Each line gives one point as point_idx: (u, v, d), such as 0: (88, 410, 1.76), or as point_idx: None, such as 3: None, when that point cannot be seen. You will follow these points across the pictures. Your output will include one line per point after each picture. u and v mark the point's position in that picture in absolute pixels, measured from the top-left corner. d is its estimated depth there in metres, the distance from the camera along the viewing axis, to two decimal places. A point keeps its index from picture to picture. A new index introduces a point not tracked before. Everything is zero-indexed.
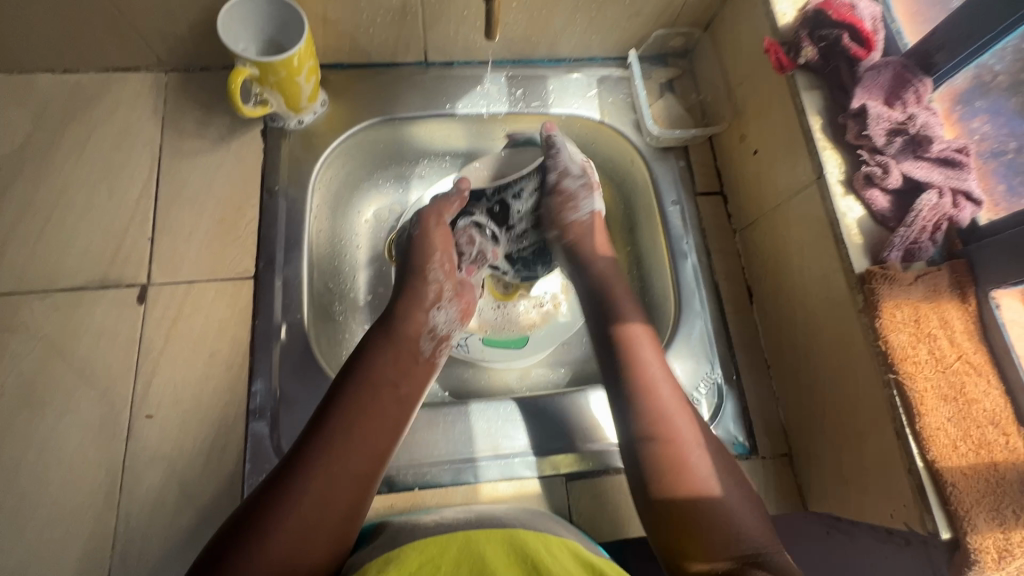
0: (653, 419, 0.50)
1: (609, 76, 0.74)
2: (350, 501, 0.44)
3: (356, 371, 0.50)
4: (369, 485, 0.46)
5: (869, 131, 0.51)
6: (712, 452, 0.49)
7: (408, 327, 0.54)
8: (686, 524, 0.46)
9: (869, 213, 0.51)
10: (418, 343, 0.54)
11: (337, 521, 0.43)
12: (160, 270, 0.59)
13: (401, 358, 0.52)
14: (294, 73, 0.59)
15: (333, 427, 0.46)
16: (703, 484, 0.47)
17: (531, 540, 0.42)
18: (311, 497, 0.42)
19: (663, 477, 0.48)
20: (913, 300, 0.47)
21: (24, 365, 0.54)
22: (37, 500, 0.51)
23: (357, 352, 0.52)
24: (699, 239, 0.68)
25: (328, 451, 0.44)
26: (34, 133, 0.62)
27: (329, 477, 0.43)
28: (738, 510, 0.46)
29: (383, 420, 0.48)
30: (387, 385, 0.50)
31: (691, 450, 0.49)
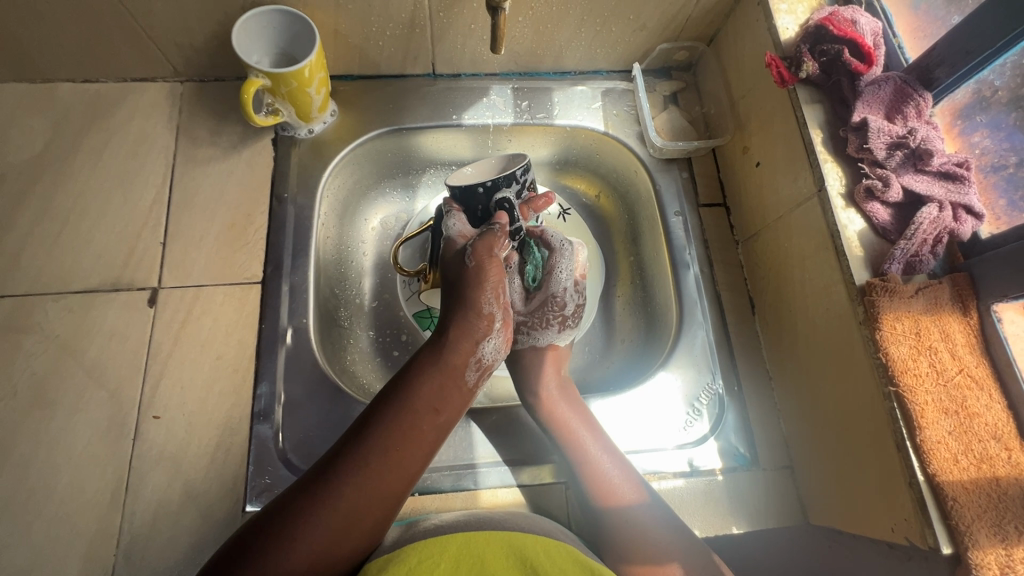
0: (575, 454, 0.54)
1: (614, 88, 0.74)
2: (369, 526, 0.42)
3: (399, 393, 0.46)
4: (390, 511, 0.44)
5: (870, 144, 0.51)
6: (632, 477, 0.54)
7: (456, 354, 0.49)
8: (622, 547, 0.50)
9: (870, 226, 0.51)
10: (462, 373, 0.49)
11: (354, 542, 0.41)
12: (171, 274, 0.61)
13: (445, 386, 0.47)
14: (304, 84, 0.60)
15: (368, 449, 0.43)
16: (627, 511, 0.52)
17: (535, 551, 0.42)
18: (335, 518, 0.41)
19: (598, 507, 0.53)
20: (913, 313, 0.47)
21: (37, 365, 0.56)
22: (44, 498, 0.52)
23: (404, 372, 0.48)
24: (701, 250, 0.68)
25: (357, 474, 0.42)
26: (54, 140, 0.65)
27: (355, 499, 0.42)
28: (659, 532, 0.50)
29: (417, 451, 0.44)
30: (428, 415, 0.46)
31: (615, 481, 0.53)
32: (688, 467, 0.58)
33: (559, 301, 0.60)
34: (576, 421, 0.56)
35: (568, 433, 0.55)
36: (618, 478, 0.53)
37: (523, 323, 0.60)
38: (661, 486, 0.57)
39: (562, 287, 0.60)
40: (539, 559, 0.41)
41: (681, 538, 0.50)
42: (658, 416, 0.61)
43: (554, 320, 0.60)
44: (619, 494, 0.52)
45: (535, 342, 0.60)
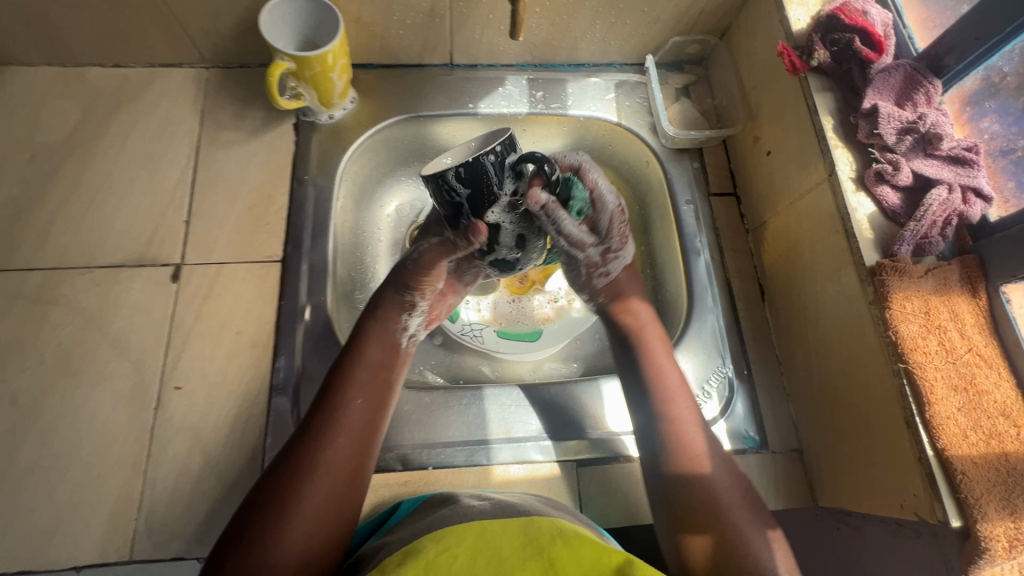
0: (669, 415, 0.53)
1: (627, 80, 0.76)
2: (349, 476, 0.46)
3: (347, 359, 0.52)
4: (366, 456, 0.48)
5: (880, 130, 0.52)
6: (713, 444, 0.52)
7: (391, 317, 0.55)
8: (694, 509, 0.49)
9: (880, 209, 0.52)
10: (398, 334, 0.55)
11: (343, 493, 0.45)
12: (194, 251, 0.62)
13: (387, 341, 0.53)
14: (328, 69, 0.62)
15: (333, 407, 0.48)
16: (709, 477, 0.50)
17: (553, 541, 0.41)
18: (319, 473, 0.45)
19: (673, 473, 0.51)
20: (923, 293, 0.47)
21: (64, 335, 0.57)
22: (68, 464, 0.53)
23: (349, 341, 0.53)
24: (712, 237, 0.69)
25: (330, 430, 0.47)
26: (83, 122, 0.67)
27: (334, 460, 0.46)
28: (734, 500, 0.49)
29: (376, 399, 0.50)
30: (379, 370, 0.52)
31: (700, 446, 0.51)
32: None
33: (619, 213, 0.55)
34: (674, 383, 0.54)
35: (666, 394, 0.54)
36: (704, 449, 0.51)
37: (606, 250, 0.56)
38: None
39: (609, 199, 0.54)
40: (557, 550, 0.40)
41: (750, 505, 0.49)
42: None
43: (625, 233, 0.57)
44: (695, 462, 0.51)
45: (615, 267, 0.58)
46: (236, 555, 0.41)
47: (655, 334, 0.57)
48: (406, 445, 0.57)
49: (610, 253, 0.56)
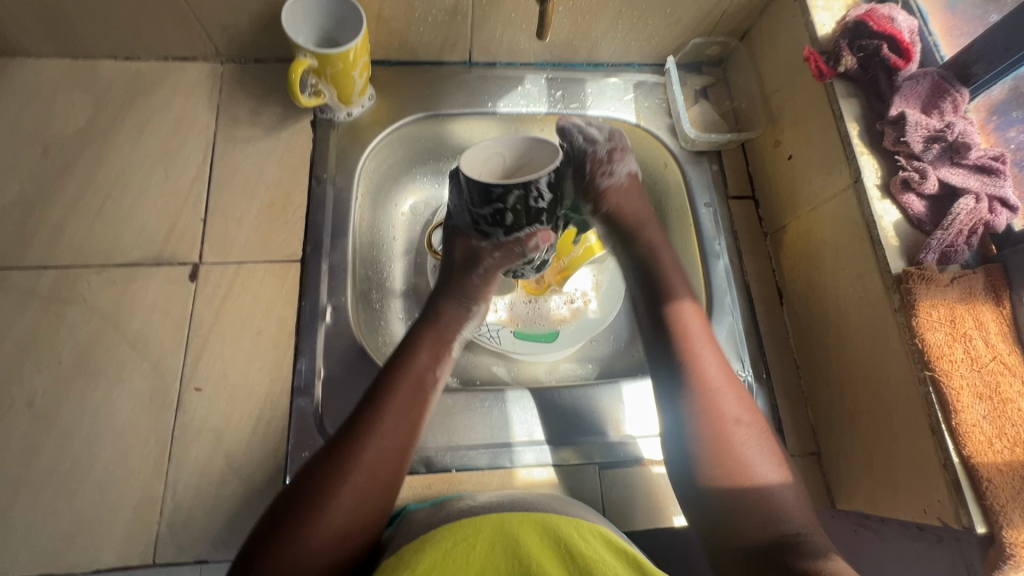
0: (713, 416, 0.51)
1: (646, 81, 0.76)
2: (388, 480, 0.47)
3: (399, 363, 0.52)
4: (404, 461, 0.48)
5: (907, 138, 0.53)
6: (765, 448, 0.50)
7: (451, 328, 0.57)
8: (737, 512, 0.48)
9: (905, 217, 0.52)
10: (452, 345, 0.56)
11: (380, 497, 0.46)
12: (212, 250, 0.61)
13: (439, 347, 0.55)
14: (349, 67, 0.61)
15: (381, 407, 0.49)
16: (762, 482, 0.48)
17: (572, 532, 0.42)
18: (357, 476, 0.45)
19: (721, 477, 0.49)
20: (949, 301, 0.48)
21: (80, 335, 0.56)
22: (88, 466, 0.52)
23: (402, 345, 0.54)
24: (731, 240, 0.69)
25: (374, 431, 0.47)
26: (95, 116, 0.65)
27: (377, 459, 0.46)
28: (788, 503, 0.48)
29: (419, 404, 0.51)
30: (427, 377, 0.52)
31: (752, 452, 0.50)
32: None
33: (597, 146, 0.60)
34: (718, 382, 0.53)
35: (710, 395, 0.52)
36: (753, 456, 0.49)
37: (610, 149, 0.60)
38: None
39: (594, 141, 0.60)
40: (575, 540, 0.41)
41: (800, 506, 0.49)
42: None
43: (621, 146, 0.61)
44: (747, 468, 0.49)
45: (619, 172, 0.61)
46: (276, 538, 0.42)
47: (701, 338, 0.55)
48: (428, 447, 0.57)
49: (615, 149, 0.60)
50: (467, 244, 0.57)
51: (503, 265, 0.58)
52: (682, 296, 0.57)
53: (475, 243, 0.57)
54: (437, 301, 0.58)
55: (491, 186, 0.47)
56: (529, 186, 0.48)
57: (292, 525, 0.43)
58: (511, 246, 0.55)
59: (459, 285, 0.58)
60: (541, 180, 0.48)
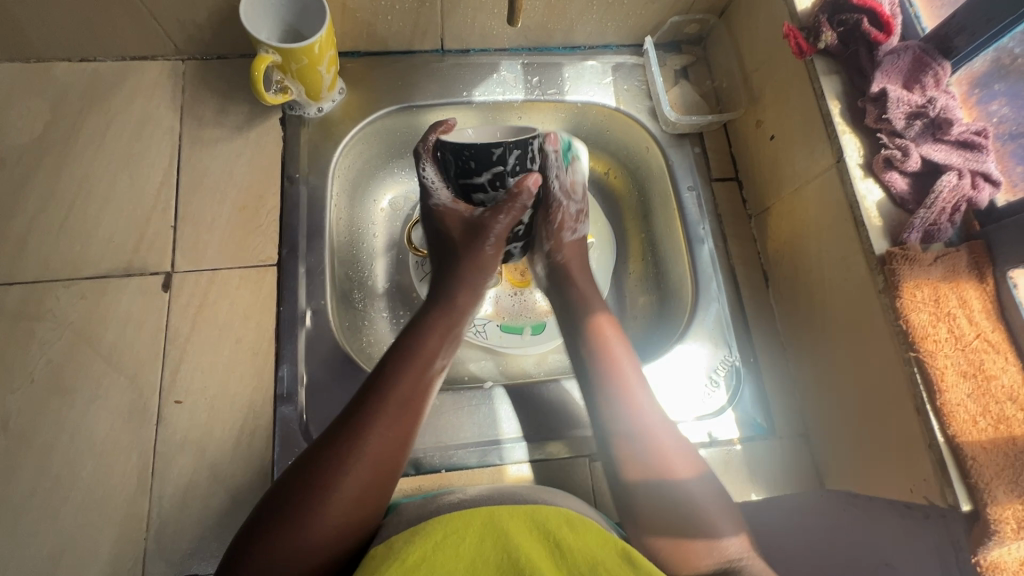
0: (629, 416, 0.51)
1: (624, 63, 0.74)
2: (390, 469, 0.46)
3: (404, 351, 0.51)
4: (407, 448, 0.48)
5: (889, 114, 0.52)
6: (687, 452, 0.51)
7: (461, 313, 0.56)
8: (671, 529, 0.47)
9: (888, 196, 0.52)
10: (461, 328, 0.56)
11: (381, 486, 0.45)
12: (184, 258, 0.59)
13: (447, 330, 0.54)
14: (315, 61, 0.59)
15: (385, 397, 0.47)
16: (678, 480, 0.48)
17: (560, 526, 0.41)
18: (361, 464, 0.44)
19: (641, 482, 0.49)
20: (932, 281, 0.47)
21: (52, 352, 0.55)
22: (70, 485, 0.51)
23: (409, 331, 0.53)
24: (715, 224, 0.68)
25: (378, 418, 0.46)
26: (53, 122, 0.62)
27: (379, 445, 0.46)
28: (709, 507, 0.48)
29: (424, 392, 0.50)
30: (433, 363, 0.51)
31: (671, 453, 0.50)
32: (708, 438, 0.60)
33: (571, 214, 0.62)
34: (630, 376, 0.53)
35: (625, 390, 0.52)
36: (673, 456, 0.50)
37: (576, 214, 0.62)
38: None
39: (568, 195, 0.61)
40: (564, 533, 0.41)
41: (728, 516, 0.48)
42: (682, 379, 0.62)
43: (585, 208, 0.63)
44: (666, 465, 0.49)
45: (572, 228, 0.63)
46: (267, 533, 0.42)
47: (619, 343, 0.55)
48: (417, 449, 0.57)
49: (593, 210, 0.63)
50: (460, 216, 0.57)
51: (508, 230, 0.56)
52: (598, 309, 0.58)
53: (468, 213, 0.57)
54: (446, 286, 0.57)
55: (491, 147, 0.51)
56: (527, 144, 0.52)
57: (286, 516, 0.42)
58: (510, 203, 0.55)
59: (467, 263, 0.57)
60: (536, 140, 0.52)
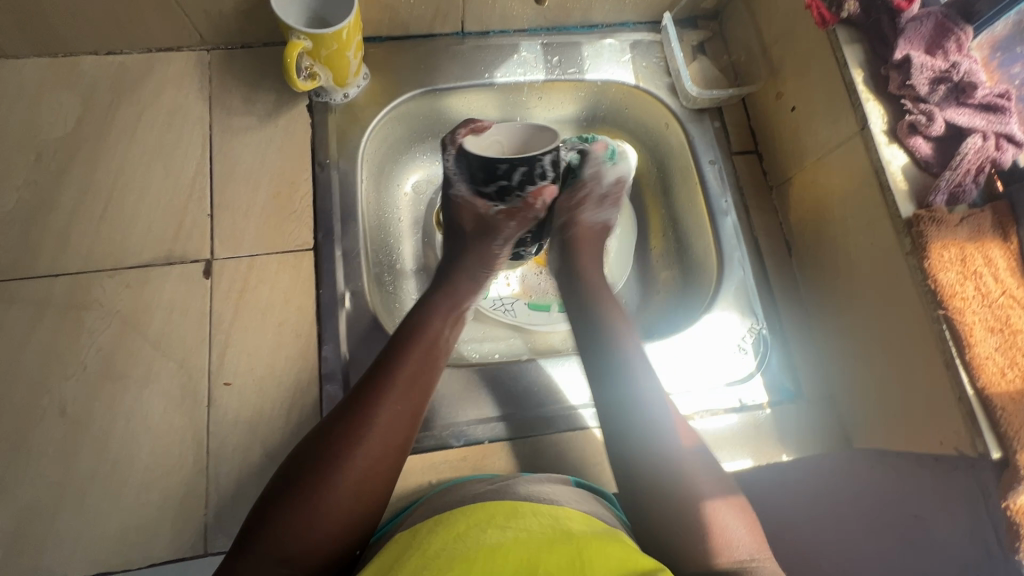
0: (642, 408, 0.52)
1: (641, 40, 0.75)
2: (401, 442, 0.48)
3: (414, 329, 0.54)
4: (416, 424, 0.50)
5: (912, 81, 0.53)
6: (698, 450, 0.51)
7: (462, 297, 0.58)
8: (677, 523, 0.47)
9: (912, 161, 0.53)
10: (464, 311, 0.58)
11: (392, 459, 0.47)
12: (222, 245, 0.61)
13: (448, 312, 0.56)
14: (344, 46, 0.60)
15: (394, 373, 0.50)
16: (693, 486, 0.48)
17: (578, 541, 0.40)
18: (374, 436, 0.46)
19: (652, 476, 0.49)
20: (959, 241, 0.49)
21: (102, 340, 0.56)
22: (129, 466, 0.53)
23: (416, 311, 0.56)
24: (737, 196, 0.70)
25: (385, 397, 0.48)
26: (85, 116, 0.63)
27: (390, 417, 0.48)
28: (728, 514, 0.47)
29: (432, 369, 0.52)
30: (440, 342, 0.54)
31: (683, 459, 0.50)
32: (738, 404, 0.61)
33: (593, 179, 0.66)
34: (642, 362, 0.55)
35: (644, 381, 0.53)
36: (685, 460, 0.50)
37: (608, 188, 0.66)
38: (715, 422, 0.60)
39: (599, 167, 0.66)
40: (586, 544, 0.40)
41: (716, 486, 0.49)
42: (713, 346, 0.64)
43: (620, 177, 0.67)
44: (678, 463, 0.49)
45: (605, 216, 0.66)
46: (289, 498, 0.44)
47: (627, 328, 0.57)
48: (461, 421, 0.59)
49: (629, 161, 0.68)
50: (476, 212, 0.61)
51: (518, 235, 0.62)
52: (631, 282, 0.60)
53: (484, 211, 0.61)
54: (453, 272, 0.60)
55: (497, 162, 0.57)
56: (534, 163, 0.57)
57: (303, 482, 0.44)
58: (522, 212, 0.61)
59: (475, 253, 0.61)
60: (543, 158, 0.57)
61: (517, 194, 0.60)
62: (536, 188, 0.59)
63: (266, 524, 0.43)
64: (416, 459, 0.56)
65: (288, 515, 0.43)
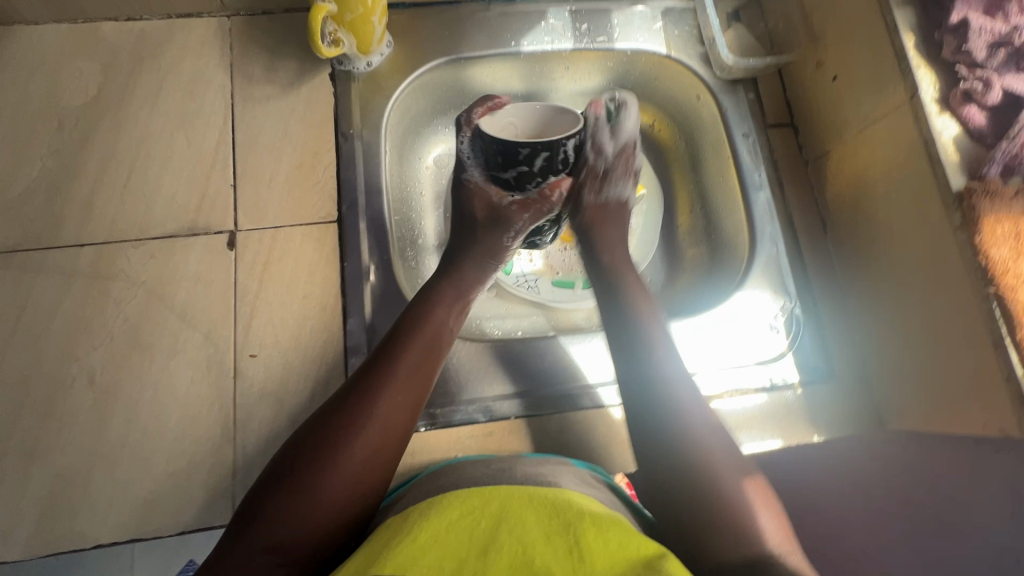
0: (678, 383, 0.50)
1: (674, 7, 0.72)
2: (404, 429, 0.47)
3: (419, 316, 0.52)
4: (418, 412, 0.49)
5: (969, 46, 0.50)
6: (726, 435, 0.48)
7: (468, 286, 0.57)
8: (697, 503, 0.44)
9: (965, 131, 0.50)
10: (468, 302, 0.57)
11: (394, 446, 0.46)
12: (246, 217, 0.60)
13: (454, 302, 0.55)
14: (369, 11, 0.59)
15: (398, 358, 0.49)
16: (719, 465, 0.46)
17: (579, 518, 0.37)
18: (377, 421, 0.45)
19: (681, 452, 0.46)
20: (1014, 216, 0.47)
21: (129, 310, 0.56)
22: (157, 436, 0.53)
23: (421, 297, 0.54)
24: (771, 171, 0.67)
25: (388, 384, 0.47)
26: (106, 83, 0.62)
27: (392, 403, 0.46)
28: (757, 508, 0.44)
29: (436, 357, 0.51)
30: (444, 332, 0.53)
31: (713, 438, 0.47)
32: (769, 383, 0.60)
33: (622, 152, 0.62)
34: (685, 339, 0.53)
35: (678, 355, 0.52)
36: (717, 441, 0.47)
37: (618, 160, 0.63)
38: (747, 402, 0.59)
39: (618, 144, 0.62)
40: (585, 529, 0.36)
41: (744, 469, 0.46)
42: (745, 326, 0.63)
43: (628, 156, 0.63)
44: (706, 444, 0.47)
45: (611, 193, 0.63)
46: (287, 484, 0.42)
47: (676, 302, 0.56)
48: (487, 397, 0.59)
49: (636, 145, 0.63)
50: (488, 199, 0.60)
51: (531, 227, 0.61)
52: None
53: (497, 199, 0.60)
54: (459, 260, 0.59)
55: (518, 146, 0.53)
56: (558, 149, 0.54)
57: (301, 470, 0.42)
58: (537, 203, 0.59)
59: (483, 244, 0.59)
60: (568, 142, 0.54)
61: (536, 180, 0.57)
62: (555, 181, 0.58)
63: (262, 511, 0.41)
64: (443, 433, 0.56)
65: (285, 502, 0.41)
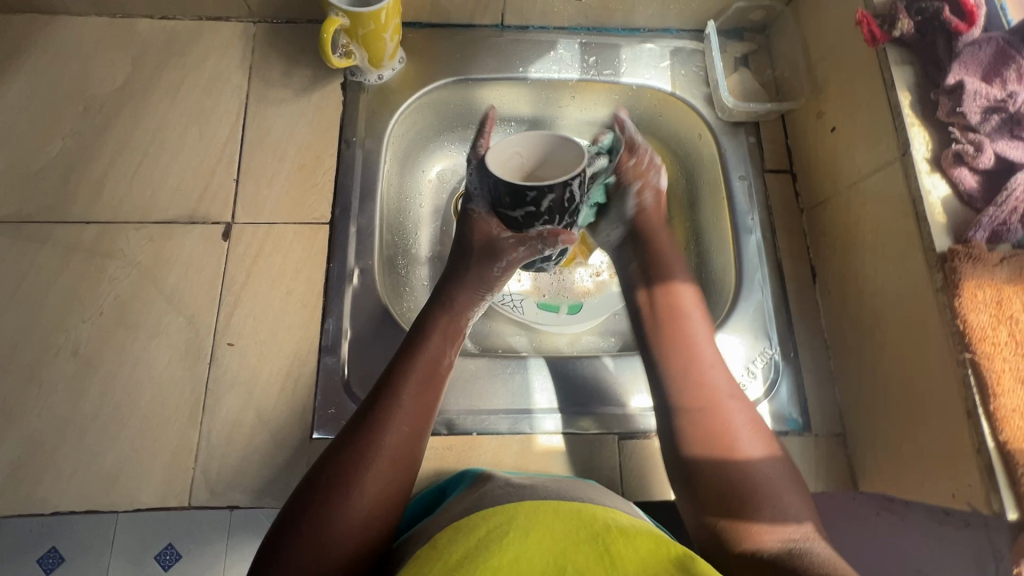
0: (701, 388, 0.53)
1: (683, 48, 0.73)
2: (408, 462, 0.48)
3: (413, 349, 0.53)
4: (420, 444, 0.49)
5: (963, 108, 0.50)
6: (758, 433, 0.51)
7: (463, 315, 0.57)
8: (728, 493, 0.48)
9: (955, 193, 0.50)
10: (464, 331, 0.57)
11: (402, 480, 0.47)
12: (244, 210, 0.62)
13: (449, 333, 0.55)
14: (381, 28, 0.61)
15: (396, 393, 0.49)
16: (747, 461, 0.49)
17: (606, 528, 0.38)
18: (380, 460, 0.46)
19: (711, 453, 0.50)
20: (996, 283, 0.46)
21: (121, 288, 0.59)
22: (129, 411, 0.55)
23: (414, 330, 0.55)
24: (765, 215, 0.67)
25: (387, 423, 0.48)
26: (132, 74, 0.66)
27: (394, 440, 0.47)
28: (785, 492, 0.48)
29: (433, 390, 0.51)
30: (439, 363, 0.53)
31: (738, 431, 0.51)
32: None
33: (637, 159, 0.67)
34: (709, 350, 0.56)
35: (700, 369, 0.54)
36: (746, 442, 0.50)
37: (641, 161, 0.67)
38: None
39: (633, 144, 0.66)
40: (613, 538, 0.37)
41: (786, 480, 0.49)
42: None
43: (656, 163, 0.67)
44: (734, 446, 0.50)
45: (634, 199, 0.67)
46: (303, 525, 0.43)
47: (694, 314, 0.59)
48: (450, 410, 0.58)
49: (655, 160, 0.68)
50: (487, 232, 0.58)
51: (526, 260, 0.59)
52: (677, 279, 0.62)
53: (496, 233, 0.58)
54: (449, 288, 0.58)
55: (525, 189, 0.50)
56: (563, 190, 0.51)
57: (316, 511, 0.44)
58: (534, 240, 0.57)
59: (475, 272, 0.58)
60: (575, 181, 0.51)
61: (543, 220, 0.54)
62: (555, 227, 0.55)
63: (283, 550, 0.43)
64: None
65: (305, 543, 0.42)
